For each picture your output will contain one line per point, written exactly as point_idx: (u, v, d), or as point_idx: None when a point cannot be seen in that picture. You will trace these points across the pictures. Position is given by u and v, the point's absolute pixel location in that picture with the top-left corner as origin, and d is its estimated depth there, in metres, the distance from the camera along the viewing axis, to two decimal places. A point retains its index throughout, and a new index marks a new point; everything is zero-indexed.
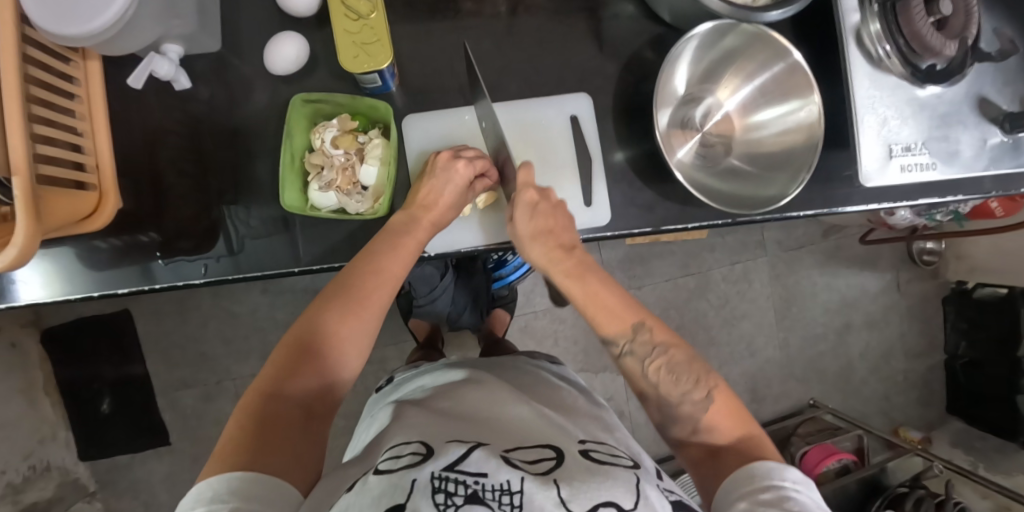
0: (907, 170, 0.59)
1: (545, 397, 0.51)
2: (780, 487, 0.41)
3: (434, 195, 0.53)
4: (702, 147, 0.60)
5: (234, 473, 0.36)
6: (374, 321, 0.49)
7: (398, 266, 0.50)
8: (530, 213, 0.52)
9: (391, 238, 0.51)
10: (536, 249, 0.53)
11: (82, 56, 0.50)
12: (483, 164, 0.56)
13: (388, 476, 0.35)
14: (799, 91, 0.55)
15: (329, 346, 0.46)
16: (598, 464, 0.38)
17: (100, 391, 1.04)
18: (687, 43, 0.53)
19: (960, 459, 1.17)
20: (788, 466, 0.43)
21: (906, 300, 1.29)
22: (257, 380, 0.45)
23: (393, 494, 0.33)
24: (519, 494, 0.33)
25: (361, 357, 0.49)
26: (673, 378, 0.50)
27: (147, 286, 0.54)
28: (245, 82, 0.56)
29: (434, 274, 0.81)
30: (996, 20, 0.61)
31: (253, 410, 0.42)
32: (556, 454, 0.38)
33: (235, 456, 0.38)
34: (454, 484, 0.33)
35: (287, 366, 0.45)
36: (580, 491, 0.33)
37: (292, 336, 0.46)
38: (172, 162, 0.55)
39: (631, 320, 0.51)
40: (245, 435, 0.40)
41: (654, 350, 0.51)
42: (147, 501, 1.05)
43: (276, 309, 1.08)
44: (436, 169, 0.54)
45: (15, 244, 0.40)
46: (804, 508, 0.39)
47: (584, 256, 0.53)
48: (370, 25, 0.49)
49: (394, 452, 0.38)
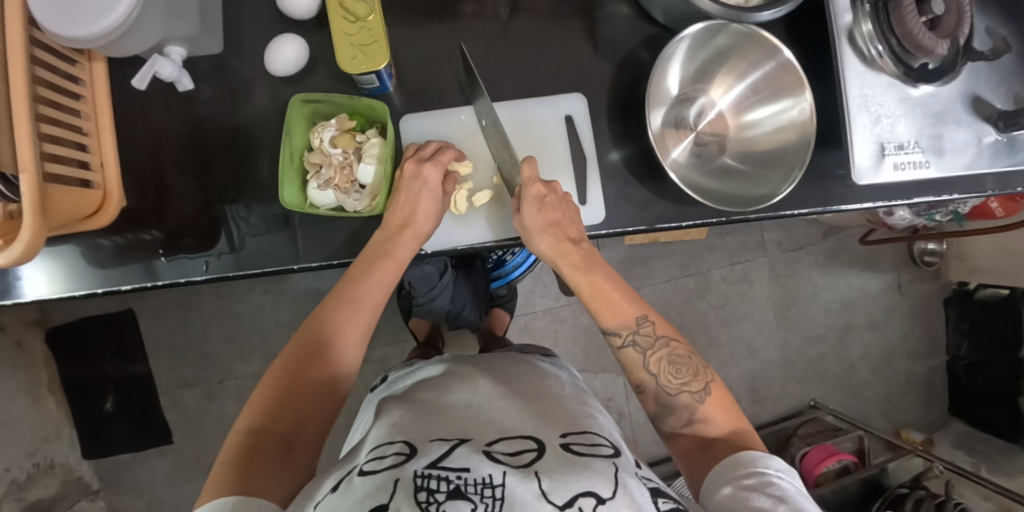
0: (900, 168, 0.59)
1: (526, 385, 0.52)
2: (764, 473, 0.42)
3: (411, 209, 0.54)
4: (696, 146, 0.60)
5: (220, 500, 0.38)
6: (353, 355, 0.51)
7: (376, 291, 0.53)
8: (540, 206, 0.53)
9: (370, 262, 0.53)
10: (545, 242, 0.54)
11: (88, 57, 0.51)
12: (447, 154, 0.55)
13: (373, 476, 0.36)
14: (791, 90, 0.56)
15: (311, 371, 0.48)
16: (578, 456, 0.39)
17: (104, 389, 1.05)
18: (678, 44, 0.54)
19: (962, 460, 1.16)
20: (771, 454, 0.44)
21: (907, 301, 1.28)
22: (243, 416, 0.46)
23: (377, 494, 0.34)
24: (500, 488, 0.34)
25: (346, 382, 0.51)
26: (672, 368, 0.50)
27: (150, 283, 0.55)
28: (246, 83, 0.57)
29: (433, 273, 0.81)
30: (989, 20, 0.61)
31: (235, 446, 0.43)
32: (537, 445, 0.39)
33: (219, 486, 0.40)
34: (436, 481, 0.34)
35: (271, 399, 0.46)
36: (560, 484, 0.35)
37: (277, 368, 0.48)
38: (174, 161, 0.57)
39: (634, 314, 0.52)
40: (230, 464, 0.42)
41: (656, 342, 0.51)
42: (150, 499, 1.06)
43: (278, 309, 1.10)
44: (405, 178, 0.54)
45: (21, 240, 0.42)
46: (786, 494, 0.40)
47: (589, 249, 0.55)
48: (368, 26, 0.50)
49: (378, 452, 0.39)
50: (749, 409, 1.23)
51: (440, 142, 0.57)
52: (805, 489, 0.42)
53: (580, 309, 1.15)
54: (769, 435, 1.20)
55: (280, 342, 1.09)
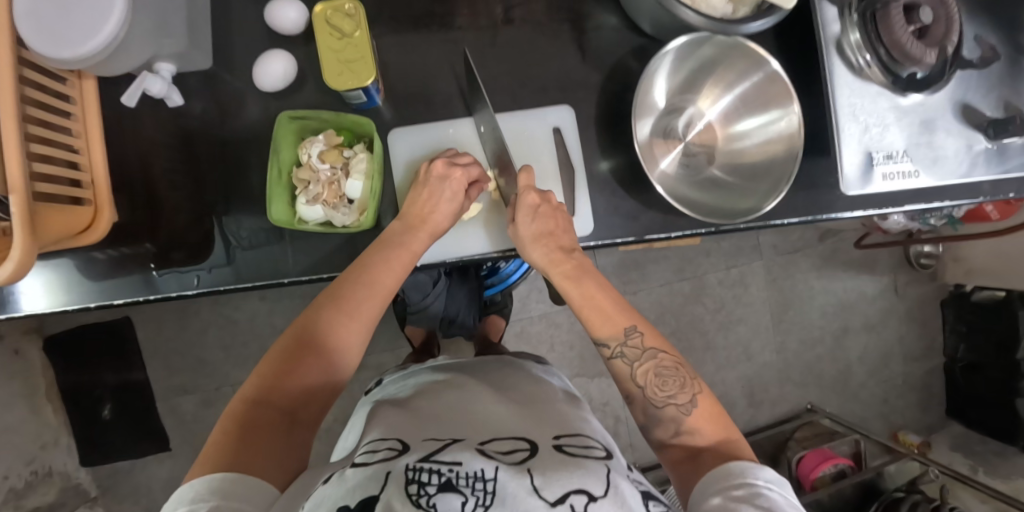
0: (889, 178, 0.59)
1: (525, 394, 0.52)
2: (753, 484, 0.41)
3: (430, 205, 0.54)
4: (685, 157, 0.61)
5: (217, 474, 0.37)
6: (360, 346, 0.50)
7: (391, 279, 0.51)
8: (532, 215, 0.54)
9: (385, 252, 0.52)
10: (536, 252, 0.54)
11: (77, 75, 0.52)
12: (474, 171, 0.56)
13: (364, 469, 0.36)
14: (779, 101, 0.55)
15: (320, 350, 0.47)
16: (571, 456, 0.39)
17: (102, 397, 1.05)
18: (663, 57, 0.54)
19: (959, 463, 1.16)
20: (762, 466, 0.43)
21: (904, 303, 1.28)
22: (244, 387, 0.46)
23: (368, 485, 0.34)
24: (491, 481, 0.34)
25: (354, 363, 0.50)
26: (659, 381, 0.50)
27: (144, 296, 0.55)
28: (236, 97, 0.58)
29: (426, 281, 0.81)
30: (979, 27, 0.61)
31: (237, 416, 0.43)
32: (529, 446, 0.39)
33: (216, 459, 0.39)
34: (427, 474, 0.34)
35: (277, 372, 0.46)
36: (552, 480, 0.34)
37: (283, 343, 0.47)
38: (165, 175, 0.57)
39: (623, 324, 0.52)
40: (228, 438, 0.41)
41: (643, 354, 0.51)
42: (148, 505, 1.07)
43: (275, 316, 1.10)
44: (432, 178, 0.54)
45: (12, 256, 0.42)
46: (775, 506, 0.39)
47: (582, 259, 0.55)
48: (354, 43, 0.50)
49: (372, 446, 0.39)
50: (746, 412, 1.23)
51: (477, 157, 0.59)
52: (796, 501, 0.41)
53: (576, 314, 1.15)
54: (766, 438, 1.20)
55: None
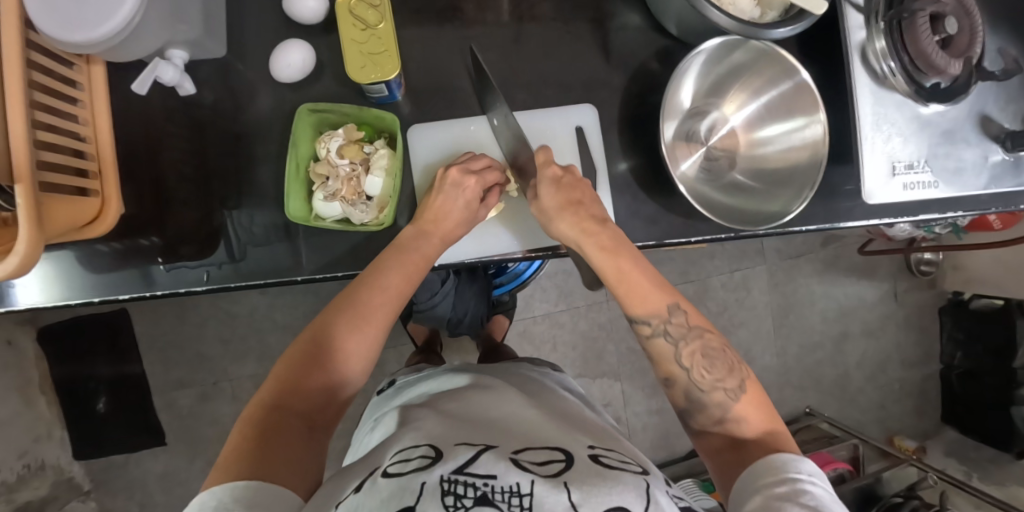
0: (909, 188, 0.59)
1: (545, 402, 0.52)
2: (797, 479, 0.39)
3: (444, 211, 0.52)
4: (706, 161, 0.60)
5: (238, 482, 0.36)
6: (372, 351, 0.49)
7: (405, 281, 0.50)
8: (556, 187, 0.53)
9: (398, 255, 0.51)
10: (565, 222, 0.52)
11: (86, 60, 0.49)
12: (492, 175, 0.55)
13: (397, 479, 0.35)
14: (804, 109, 0.55)
15: (334, 354, 0.46)
16: (608, 468, 0.38)
17: (97, 390, 1.03)
18: (696, 57, 0.53)
19: (953, 468, 1.18)
20: (803, 459, 0.42)
21: (903, 309, 1.29)
22: (261, 393, 0.45)
23: (401, 497, 0.33)
24: (528, 497, 0.32)
25: (369, 367, 0.49)
26: (706, 362, 0.49)
27: (148, 292, 0.54)
28: (250, 87, 0.56)
29: (436, 279, 0.78)
30: (1001, 40, 0.61)
31: (256, 423, 0.42)
32: (566, 458, 0.38)
33: (237, 466, 0.38)
34: (463, 486, 0.33)
35: (293, 377, 0.45)
36: (591, 495, 0.33)
37: (298, 349, 0.46)
38: (174, 165, 0.55)
39: (666, 301, 0.51)
40: (249, 445, 0.40)
41: (688, 332, 0.50)
42: (142, 500, 1.05)
43: (275, 310, 1.08)
44: (446, 184, 0.53)
45: (16, 253, 0.39)
46: (820, 503, 0.37)
47: (615, 231, 0.53)
48: (379, 34, 0.49)
49: (403, 455, 0.38)
50: None
51: (495, 158, 0.58)
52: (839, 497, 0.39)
53: (580, 314, 1.14)
54: None
55: (277, 344, 1.08)
